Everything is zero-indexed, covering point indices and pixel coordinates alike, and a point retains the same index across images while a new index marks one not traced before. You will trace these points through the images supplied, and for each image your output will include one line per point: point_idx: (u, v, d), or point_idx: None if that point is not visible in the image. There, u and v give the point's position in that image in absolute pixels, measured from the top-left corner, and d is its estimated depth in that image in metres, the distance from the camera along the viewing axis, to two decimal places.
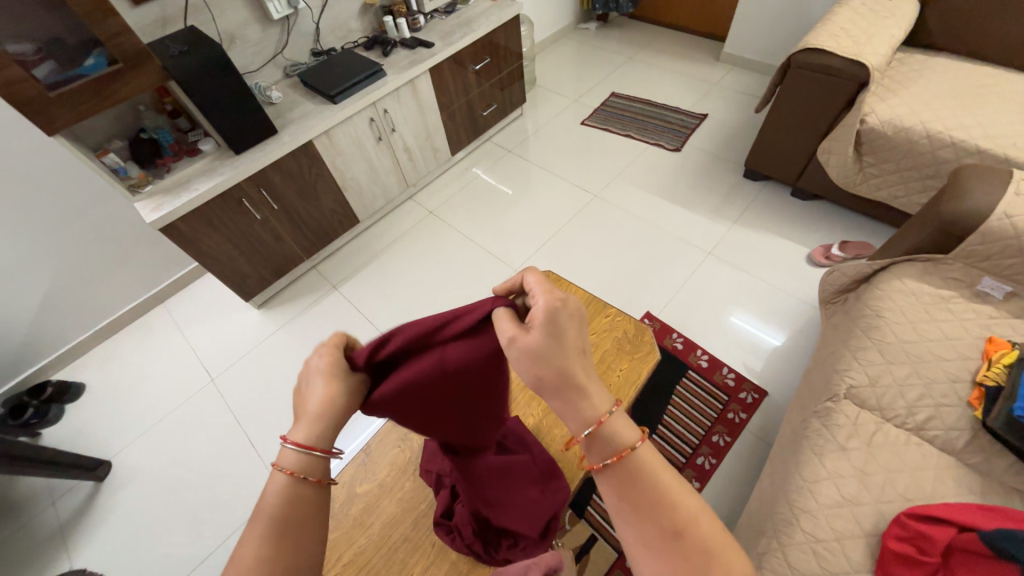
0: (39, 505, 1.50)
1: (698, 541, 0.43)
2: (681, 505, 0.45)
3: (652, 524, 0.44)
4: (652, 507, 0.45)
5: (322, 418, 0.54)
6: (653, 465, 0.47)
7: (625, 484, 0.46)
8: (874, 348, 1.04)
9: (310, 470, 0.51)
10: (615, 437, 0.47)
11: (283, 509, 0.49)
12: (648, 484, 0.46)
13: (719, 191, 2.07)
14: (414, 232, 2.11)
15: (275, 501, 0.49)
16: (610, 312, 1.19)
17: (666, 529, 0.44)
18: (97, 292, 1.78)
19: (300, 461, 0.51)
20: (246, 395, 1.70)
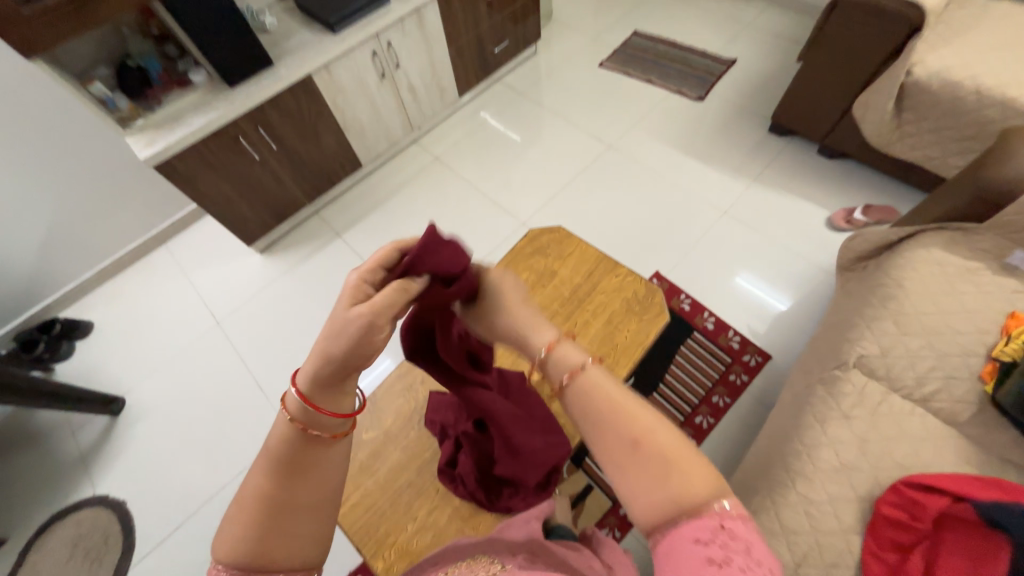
0: (59, 435, 1.57)
1: (653, 449, 0.45)
2: (633, 417, 0.47)
3: (610, 437, 0.47)
4: (607, 422, 0.47)
5: (333, 370, 0.49)
6: (601, 380, 0.51)
7: (584, 401, 0.50)
8: (889, 318, 1.01)
9: (311, 422, 0.49)
10: (568, 357, 0.53)
11: (286, 453, 0.48)
12: (600, 400, 0.49)
13: (741, 146, 1.96)
14: (419, 179, 2.03)
15: (279, 443, 0.48)
16: (621, 271, 1.15)
17: (623, 440, 0.46)
18: (97, 231, 1.75)
19: (302, 413, 0.48)
20: (251, 339, 1.72)
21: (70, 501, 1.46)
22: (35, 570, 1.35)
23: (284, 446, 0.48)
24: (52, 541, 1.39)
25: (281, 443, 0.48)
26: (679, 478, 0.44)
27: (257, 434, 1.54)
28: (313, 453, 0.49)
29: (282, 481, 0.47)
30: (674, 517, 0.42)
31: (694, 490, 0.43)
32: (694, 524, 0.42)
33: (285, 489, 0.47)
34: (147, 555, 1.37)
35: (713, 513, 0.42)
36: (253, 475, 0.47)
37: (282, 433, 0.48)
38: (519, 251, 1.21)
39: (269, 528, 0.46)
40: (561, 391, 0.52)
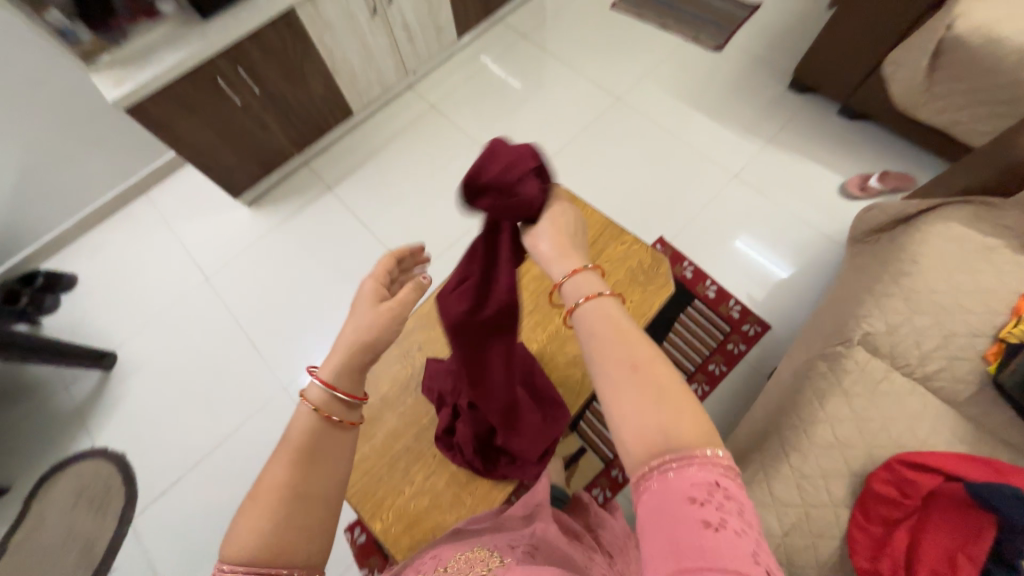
0: (52, 388, 1.56)
1: (655, 383, 0.46)
2: (640, 347, 0.48)
3: (614, 362, 0.47)
4: (611, 351, 0.48)
5: (351, 358, 0.54)
6: (611, 312, 0.51)
7: (594, 322, 0.51)
8: (900, 295, 0.99)
9: (334, 408, 0.52)
10: (585, 286, 0.53)
11: (306, 439, 0.50)
12: (608, 328, 0.49)
13: (758, 103, 1.84)
14: (414, 129, 1.91)
15: (301, 433, 0.50)
16: (627, 239, 1.10)
17: (626, 369, 0.46)
18: (70, 178, 1.64)
19: (325, 398, 0.51)
20: (242, 295, 1.68)
21: (70, 453, 1.47)
22: (42, 517, 1.39)
23: (304, 431, 0.50)
24: (55, 490, 1.42)
25: (302, 428, 0.50)
26: (677, 416, 0.44)
27: (253, 392, 1.54)
28: (331, 441, 0.51)
29: (303, 469, 0.48)
30: (667, 453, 0.43)
31: (688, 436, 0.44)
32: (687, 464, 0.43)
33: (305, 477, 0.48)
34: (150, 505, 1.40)
35: (706, 467, 0.42)
36: (273, 464, 0.48)
37: (303, 420, 0.51)
38: None
39: (285, 517, 0.46)
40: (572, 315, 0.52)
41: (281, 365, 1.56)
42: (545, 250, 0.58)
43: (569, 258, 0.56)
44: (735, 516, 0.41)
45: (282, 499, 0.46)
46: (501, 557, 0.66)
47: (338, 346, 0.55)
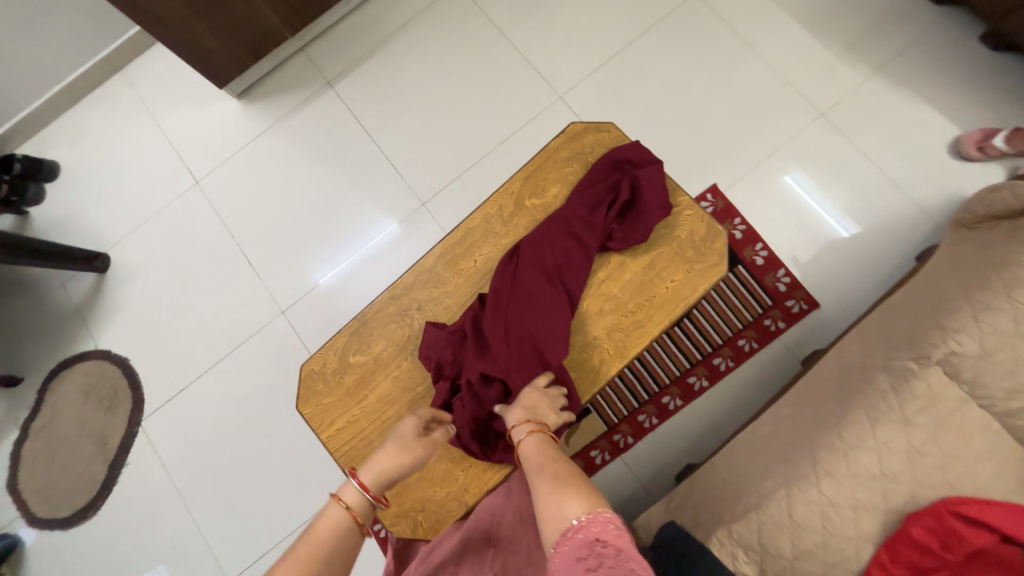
0: (50, 285, 1.51)
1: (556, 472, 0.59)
2: (553, 455, 0.64)
3: (536, 466, 0.62)
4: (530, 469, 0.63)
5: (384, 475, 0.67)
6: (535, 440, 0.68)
7: (529, 447, 0.68)
8: (1009, 312, 0.80)
9: (363, 508, 0.61)
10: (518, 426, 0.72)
11: (326, 536, 0.55)
12: (531, 454, 0.66)
13: (876, 14, 1.41)
14: (433, 14, 1.55)
15: (328, 525, 0.57)
16: (680, 201, 0.90)
17: (539, 472, 0.60)
18: (28, 44, 1.40)
19: (358, 497, 0.61)
20: (236, 204, 1.52)
21: (76, 351, 1.48)
22: (56, 410, 1.43)
23: (330, 527, 0.57)
24: (65, 387, 1.45)
25: (330, 522, 0.57)
26: (567, 490, 0.54)
27: (250, 310, 1.47)
28: (348, 539, 0.57)
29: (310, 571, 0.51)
30: (564, 518, 0.51)
31: (572, 501, 0.52)
32: (574, 530, 0.49)
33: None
34: (157, 410, 1.43)
35: (583, 529, 0.49)
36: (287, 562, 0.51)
37: (334, 515, 0.58)
38: (553, 152, 0.94)
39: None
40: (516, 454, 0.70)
41: (278, 286, 1.47)
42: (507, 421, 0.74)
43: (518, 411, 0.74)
44: (612, 559, 0.43)
45: None
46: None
47: (380, 462, 0.68)
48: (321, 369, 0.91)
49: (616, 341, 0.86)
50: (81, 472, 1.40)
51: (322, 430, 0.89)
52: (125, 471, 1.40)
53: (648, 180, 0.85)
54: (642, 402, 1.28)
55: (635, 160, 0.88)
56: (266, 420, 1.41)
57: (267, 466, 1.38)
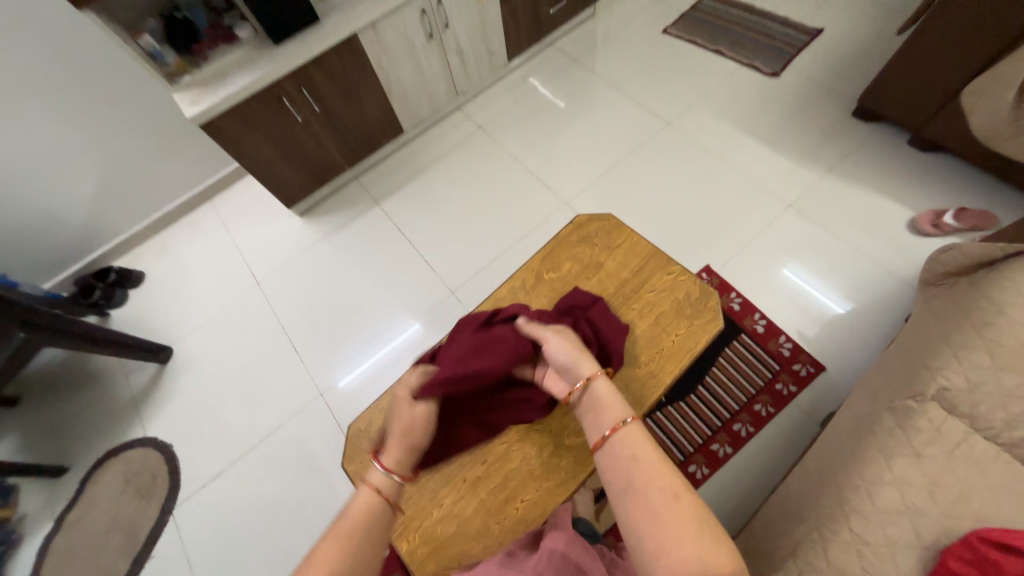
0: (114, 377, 1.67)
1: (687, 506, 0.53)
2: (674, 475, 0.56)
3: (652, 484, 0.55)
4: (645, 478, 0.56)
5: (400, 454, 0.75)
6: (642, 438, 0.61)
7: (632, 446, 0.61)
8: (983, 349, 0.89)
9: (391, 489, 0.69)
10: (604, 396, 0.70)
11: (362, 515, 0.64)
12: (646, 457, 0.59)
13: (818, 130, 1.76)
14: (461, 148, 1.95)
15: (360, 509, 0.64)
16: (674, 270, 1.07)
17: (666, 497, 0.54)
18: (146, 183, 1.79)
19: (386, 480, 0.69)
20: (289, 302, 1.75)
21: (125, 439, 1.57)
22: (93, 500, 1.47)
23: (363, 507, 0.65)
24: (107, 476, 1.51)
25: (362, 503, 0.65)
26: (707, 539, 0.50)
27: (291, 395, 1.58)
28: (379, 517, 0.64)
29: (349, 545, 0.59)
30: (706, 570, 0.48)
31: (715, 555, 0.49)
32: None
33: (351, 548, 0.59)
34: (191, 497, 1.46)
35: None
36: (327, 540, 0.59)
37: (365, 497, 0.66)
38: (565, 238, 1.15)
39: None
40: (604, 432, 0.64)
41: (319, 371, 1.61)
42: (563, 360, 0.79)
43: (588, 364, 0.77)
44: None
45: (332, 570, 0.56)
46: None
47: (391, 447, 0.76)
48: (366, 428, 1.00)
49: (634, 390, 0.96)
50: (103, 568, 1.38)
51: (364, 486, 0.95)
52: (148, 564, 1.38)
53: (600, 318, 0.98)
54: None
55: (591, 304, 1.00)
56: (294, 505, 1.42)
57: (291, 554, 1.36)
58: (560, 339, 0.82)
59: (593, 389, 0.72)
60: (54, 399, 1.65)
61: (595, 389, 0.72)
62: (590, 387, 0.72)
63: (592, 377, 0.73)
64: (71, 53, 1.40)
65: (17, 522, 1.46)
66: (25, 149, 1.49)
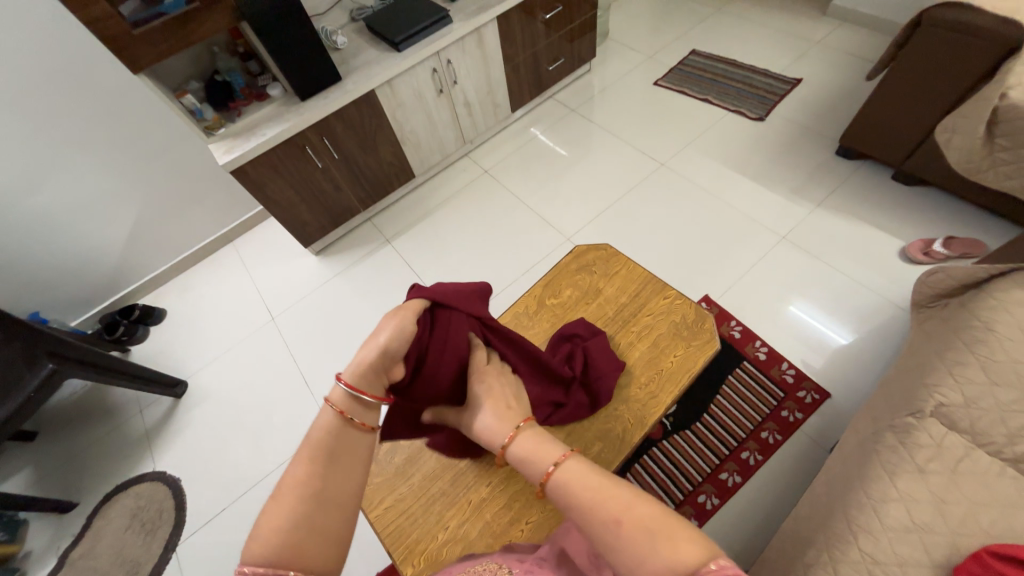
0: (130, 411, 1.71)
1: (635, 518, 0.47)
2: (609, 495, 0.50)
3: (593, 512, 0.49)
4: (588, 511, 0.50)
5: (369, 373, 0.63)
6: (570, 470, 0.55)
7: (562, 491, 0.54)
8: (976, 364, 0.91)
9: (357, 409, 0.59)
10: (528, 451, 0.61)
11: (327, 437, 0.56)
12: (580, 492, 0.52)
13: (805, 168, 1.86)
14: (468, 190, 2.08)
15: (324, 432, 0.56)
16: (671, 294, 1.12)
17: (606, 521, 0.48)
18: (176, 226, 1.91)
19: (349, 401, 0.59)
20: (301, 336, 1.81)
21: (134, 474, 1.58)
22: (98, 536, 1.46)
23: (327, 430, 0.57)
24: (114, 512, 1.50)
25: (325, 427, 0.57)
26: (668, 536, 0.44)
27: (299, 428, 1.60)
28: (345, 441, 0.57)
29: (321, 467, 0.53)
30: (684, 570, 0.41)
31: (686, 548, 0.43)
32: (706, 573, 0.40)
33: (323, 470, 0.53)
34: (194, 533, 1.45)
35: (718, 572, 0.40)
36: (295, 463, 0.53)
37: (327, 420, 0.57)
38: (565, 266, 1.22)
39: (305, 518, 0.49)
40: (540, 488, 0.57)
41: None
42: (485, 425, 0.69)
43: (508, 423, 0.67)
44: None
45: (302, 499, 0.50)
46: (509, 571, 0.62)
47: (355, 362, 0.62)
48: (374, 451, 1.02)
49: (635, 411, 0.98)
50: None
51: (370, 510, 0.95)
52: None
53: (598, 345, 1.02)
54: (678, 501, 1.27)
55: (587, 333, 1.04)
56: None
57: None
58: (490, 401, 0.72)
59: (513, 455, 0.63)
60: (71, 433, 1.69)
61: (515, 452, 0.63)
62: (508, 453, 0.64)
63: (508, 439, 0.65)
64: (121, 111, 1.57)
65: (22, 560, 1.45)
66: (70, 195, 1.63)
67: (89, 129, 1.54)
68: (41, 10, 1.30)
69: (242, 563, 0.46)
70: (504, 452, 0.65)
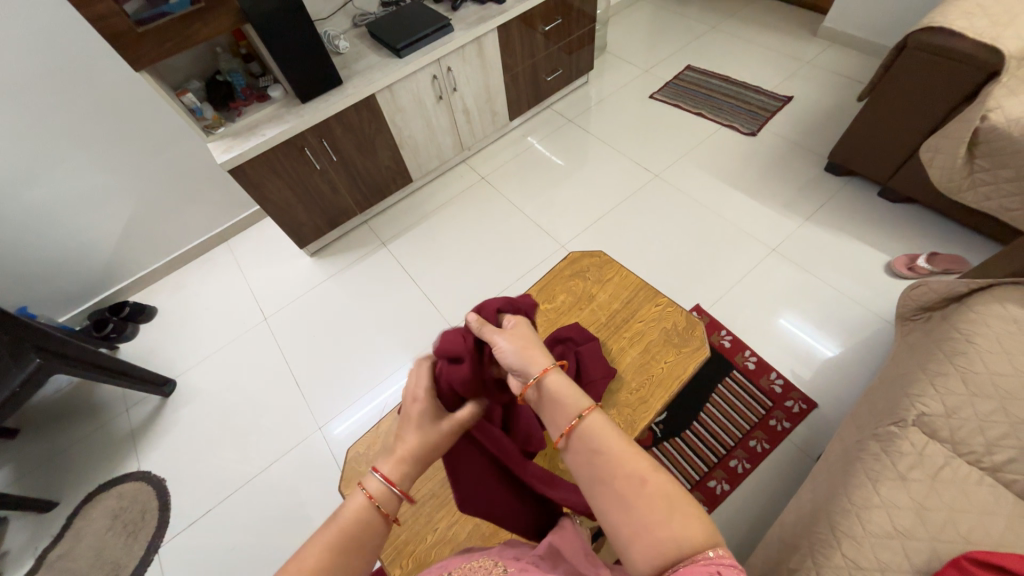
0: (117, 410, 1.69)
1: (655, 491, 0.47)
2: (633, 460, 0.50)
3: (616, 474, 0.49)
4: (610, 468, 0.50)
5: (406, 463, 0.61)
6: (604, 424, 0.54)
7: (586, 440, 0.53)
8: (955, 375, 0.93)
9: (390, 504, 0.57)
10: (562, 392, 0.58)
11: (355, 527, 0.54)
12: (606, 448, 0.51)
13: (796, 183, 1.90)
14: (464, 196, 2.10)
15: (352, 518, 0.55)
16: (662, 302, 1.14)
17: (632, 484, 0.48)
18: (170, 223, 1.91)
19: (384, 492, 0.57)
20: (294, 336, 1.80)
21: (117, 473, 1.55)
22: (77, 537, 1.43)
23: (355, 522, 0.55)
24: (96, 512, 1.47)
25: (353, 514, 0.55)
26: (677, 514, 0.46)
27: (288, 430, 1.58)
28: (366, 535, 0.54)
29: (339, 556, 0.51)
30: (686, 547, 0.44)
31: (694, 530, 0.45)
32: (707, 560, 0.43)
33: (340, 570, 0.51)
34: (177, 534, 1.42)
35: (715, 561, 0.43)
36: (318, 543, 0.51)
37: (357, 509, 0.55)
38: (559, 271, 1.23)
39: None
40: (563, 430, 0.55)
41: (318, 407, 1.62)
42: (511, 358, 0.64)
43: (540, 356, 0.63)
44: None
45: None
46: (505, 568, 0.62)
47: (402, 450, 0.62)
48: (365, 451, 1.02)
49: (626, 416, 0.99)
50: None
51: None
52: None
53: (590, 352, 1.01)
54: None
55: (578, 338, 1.04)
56: (282, 545, 1.37)
57: None
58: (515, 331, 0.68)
59: (542, 391, 0.60)
60: (55, 431, 1.66)
61: (548, 386, 0.59)
62: (540, 387, 0.60)
63: (542, 372, 0.61)
64: (121, 108, 1.57)
65: None
66: (65, 190, 1.62)
67: (88, 125, 1.54)
68: (47, 5, 1.31)
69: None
70: (532, 383, 0.61)
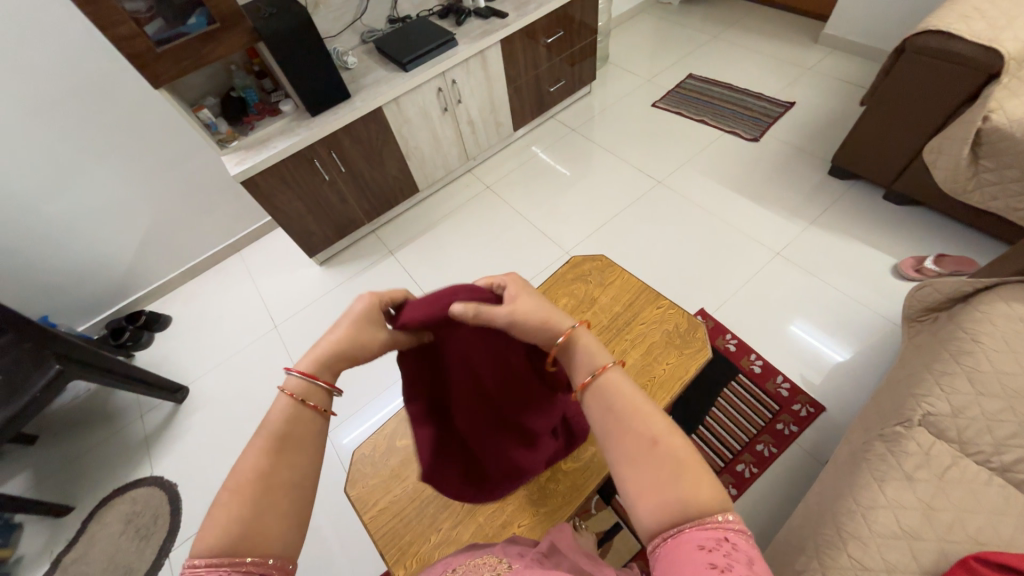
0: (132, 416, 1.73)
1: (666, 452, 0.47)
2: (649, 420, 0.50)
3: (630, 433, 0.49)
4: (624, 423, 0.50)
5: (327, 355, 0.60)
6: (622, 383, 0.55)
7: (602, 396, 0.54)
8: (962, 374, 0.93)
9: (318, 395, 0.57)
10: (586, 349, 0.59)
11: (285, 425, 0.54)
12: (622, 406, 0.52)
13: (800, 188, 1.90)
14: (470, 205, 2.14)
15: (279, 419, 0.54)
16: (664, 304, 1.15)
17: (643, 443, 0.48)
18: (185, 234, 1.97)
19: (308, 387, 0.56)
20: (303, 343, 1.83)
21: (131, 478, 1.58)
22: (91, 540, 1.46)
23: (284, 417, 0.54)
24: (109, 516, 1.51)
25: (281, 415, 0.54)
26: (688, 473, 0.46)
27: None
28: (306, 428, 0.55)
29: (276, 453, 0.51)
30: (694, 507, 0.44)
31: (703, 489, 0.45)
32: (712, 521, 0.43)
33: (282, 461, 0.51)
34: (187, 538, 1.45)
35: (721, 526, 0.43)
36: (247, 453, 0.50)
37: (282, 407, 0.55)
38: (562, 275, 1.25)
39: (263, 506, 0.48)
40: (581, 386, 0.56)
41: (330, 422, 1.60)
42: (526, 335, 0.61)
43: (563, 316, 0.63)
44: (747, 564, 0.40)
45: (252, 489, 0.48)
46: (509, 564, 0.63)
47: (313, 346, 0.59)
48: (371, 453, 1.03)
49: None
50: None
51: (366, 510, 0.96)
52: None
53: None
54: None
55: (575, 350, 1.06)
56: None
57: None
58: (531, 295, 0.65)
59: (570, 345, 0.61)
60: (71, 436, 1.71)
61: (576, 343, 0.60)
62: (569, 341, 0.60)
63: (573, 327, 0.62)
64: (140, 123, 1.64)
65: (15, 563, 1.46)
66: (85, 203, 1.69)
67: (108, 140, 1.61)
68: (72, 27, 1.39)
69: (194, 554, 0.44)
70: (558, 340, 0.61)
